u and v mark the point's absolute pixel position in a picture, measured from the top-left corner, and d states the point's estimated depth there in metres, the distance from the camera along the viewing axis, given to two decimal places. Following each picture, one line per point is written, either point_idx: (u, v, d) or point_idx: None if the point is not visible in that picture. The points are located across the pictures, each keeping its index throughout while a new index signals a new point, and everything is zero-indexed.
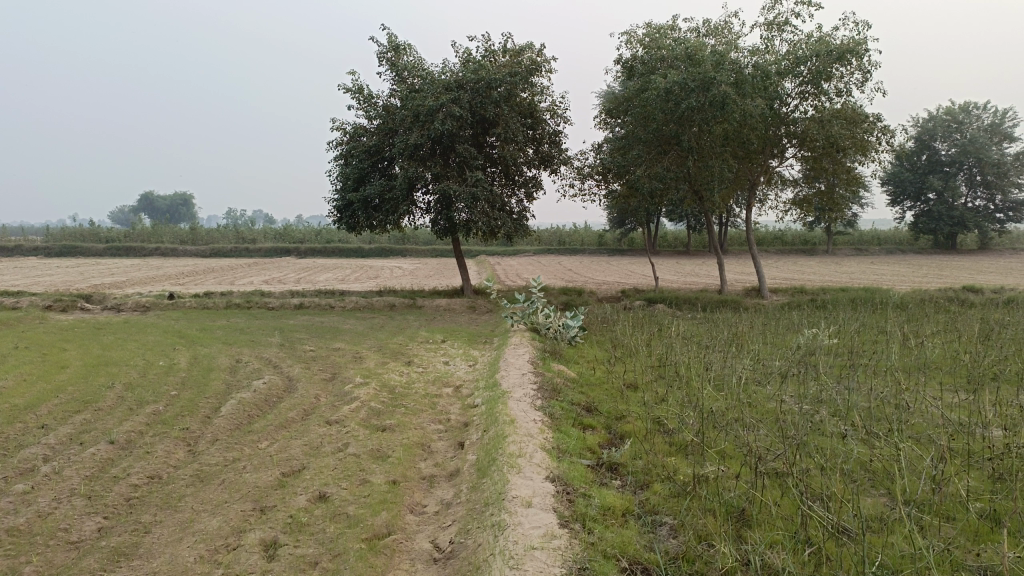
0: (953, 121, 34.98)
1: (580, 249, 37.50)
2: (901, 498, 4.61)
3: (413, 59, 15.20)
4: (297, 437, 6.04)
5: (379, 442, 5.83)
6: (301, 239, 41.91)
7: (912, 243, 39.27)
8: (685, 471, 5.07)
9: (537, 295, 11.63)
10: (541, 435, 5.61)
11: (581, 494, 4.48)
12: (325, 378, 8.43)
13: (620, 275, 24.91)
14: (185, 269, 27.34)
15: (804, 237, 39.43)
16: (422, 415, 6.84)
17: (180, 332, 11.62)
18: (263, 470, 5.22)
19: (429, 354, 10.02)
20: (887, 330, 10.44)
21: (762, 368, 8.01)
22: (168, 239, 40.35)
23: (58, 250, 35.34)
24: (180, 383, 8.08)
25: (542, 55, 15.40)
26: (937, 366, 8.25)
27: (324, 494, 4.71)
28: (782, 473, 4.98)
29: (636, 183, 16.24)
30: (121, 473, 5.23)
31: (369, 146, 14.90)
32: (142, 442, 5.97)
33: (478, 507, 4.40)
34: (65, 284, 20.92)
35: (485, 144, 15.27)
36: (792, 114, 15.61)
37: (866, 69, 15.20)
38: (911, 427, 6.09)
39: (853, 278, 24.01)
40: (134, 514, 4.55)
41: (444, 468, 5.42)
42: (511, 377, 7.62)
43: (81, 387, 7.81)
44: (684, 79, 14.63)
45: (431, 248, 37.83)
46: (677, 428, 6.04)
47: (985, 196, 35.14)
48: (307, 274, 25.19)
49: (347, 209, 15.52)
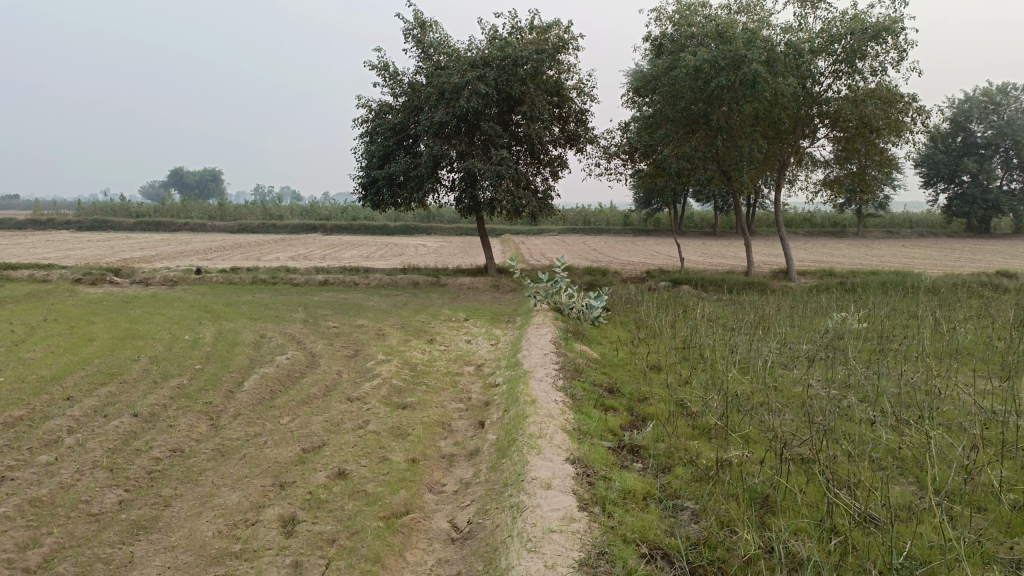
0: (991, 102, 34.08)
1: (605, 229, 37.27)
2: (931, 488, 4.49)
3: (439, 36, 15.05)
4: (318, 413, 6.04)
5: (400, 420, 5.80)
6: (327, 216, 42.07)
7: (944, 227, 38.50)
8: (708, 455, 4.98)
9: (561, 274, 11.52)
10: (562, 416, 5.55)
11: (602, 476, 4.42)
12: (348, 355, 8.43)
13: (646, 256, 24.70)
14: (212, 244, 27.58)
15: (833, 220, 38.82)
16: (443, 393, 6.81)
17: (206, 307, 11.70)
18: (284, 445, 5.22)
19: (451, 332, 9.99)
20: (918, 315, 10.22)
21: (789, 353, 7.87)
22: (196, 214, 40.73)
23: (90, 223, 35.84)
24: (204, 357, 8.13)
25: (569, 32, 15.17)
26: (969, 352, 8.05)
27: (344, 471, 4.69)
28: (807, 460, 4.88)
29: (663, 163, 16.02)
30: (143, 446, 5.27)
31: (394, 123, 14.82)
32: (165, 416, 6.01)
33: (497, 488, 4.36)
34: (95, 258, 21.20)
35: (510, 122, 15.12)
36: (825, 94, 15.26)
37: (902, 48, 14.79)
38: (942, 414, 5.95)
39: (884, 261, 23.60)
40: (155, 487, 4.57)
41: (464, 447, 5.39)
42: (533, 357, 7.57)
43: (107, 360, 7.89)
44: (714, 57, 14.35)
45: (455, 226, 37.81)
46: (701, 411, 5.95)
47: (1022, 179, 34.26)
48: (332, 251, 25.28)
49: (371, 186, 15.49)
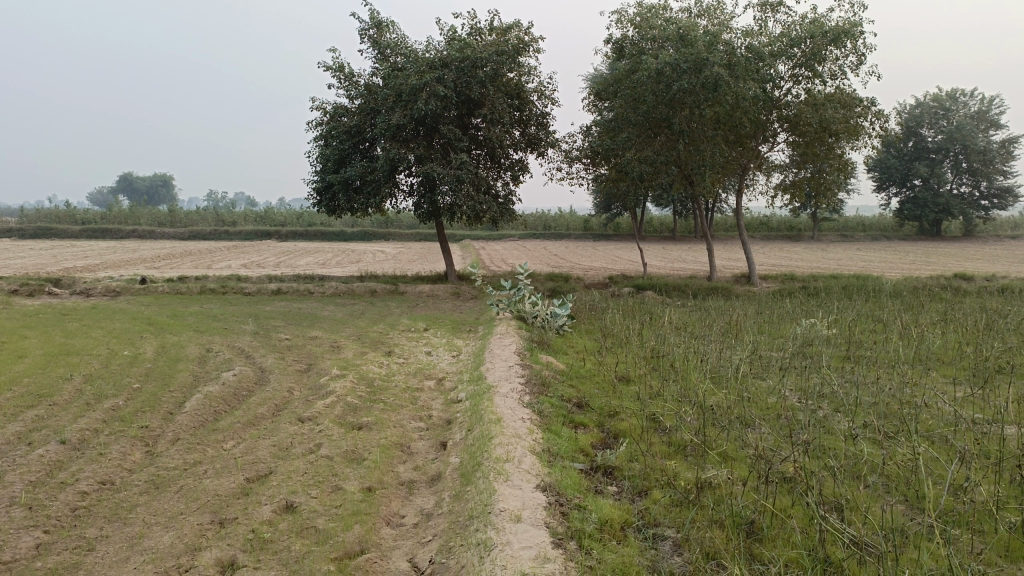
0: (940, 108, 34.91)
1: (565, 234, 37.11)
2: (922, 509, 4.22)
3: (396, 36, 14.61)
4: (266, 437, 5.58)
5: (354, 443, 5.38)
6: (282, 222, 41.20)
7: (897, 230, 39.20)
8: (687, 476, 4.65)
9: (524, 281, 11.13)
10: (530, 436, 5.19)
11: (575, 505, 4.07)
12: (300, 370, 7.95)
13: (607, 261, 24.53)
14: (161, 252, 26.65)
15: (790, 223, 39.28)
16: (402, 411, 6.39)
17: (150, 319, 11.08)
18: (226, 475, 4.77)
19: (411, 343, 9.57)
20: (885, 320, 10.08)
21: (760, 362, 7.61)
22: (146, 221, 39.47)
23: (33, 232, 34.45)
24: (144, 375, 7.58)
25: (530, 34, 14.88)
26: (940, 358, 7.90)
27: (292, 504, 4.26)
28: (790, 478, 4.58)
29: (625, 167, 15.77)
30: (68, 478, 4.75)
31: (349, 127, 14.33)
32: (96, 442, 5.48)
33: (461, 521, 3.97)
34: (35, 267, 20.26)
35: (470, 125, 14.75)
36: (784, 98, 15.21)
37: (860, 52, 14.83)
38: (922, 425, 5.72)
39: (841, 265, 23.81)
40: (78, 527, 4.08)
41: (425, 472, 4.98)
42: (497, 370, 7.19)
43: (38, 379, 7.29)
44: (676, 60, 14.22)
45: (414, 233, 37.30)
46: (675, 426, 5.62)
47: (971, 182, 35.06)
48: (287, 258, 24.59)
49: (327, 191, 14.97)
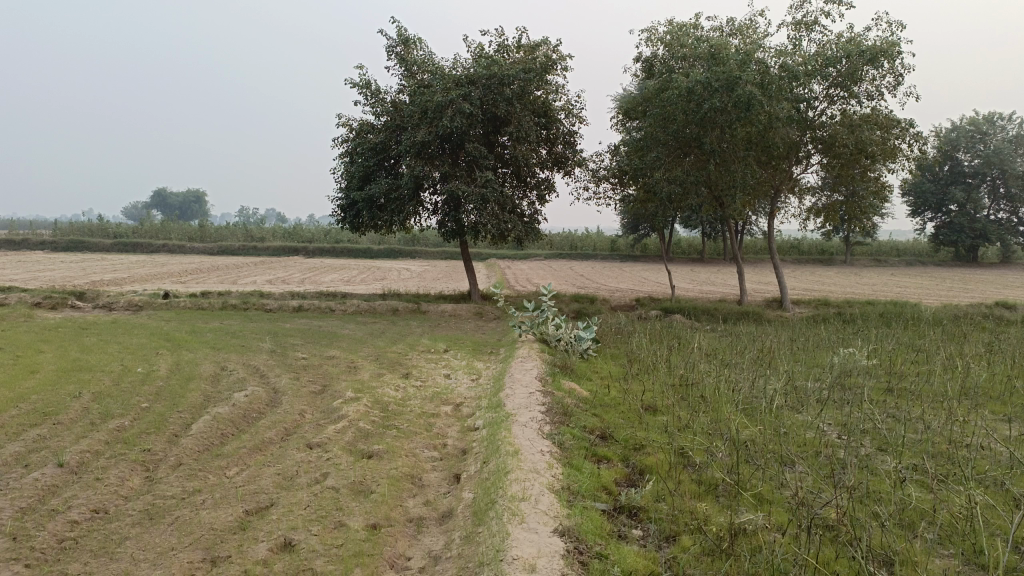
0: (977, 132, 34.12)
1: (593, 254, 36.73)
2: (982, 566, 3.81)
3: (424, 53, 14.47)
4: (271, 464, 5.30)
5: (363, 473, 5.07)
6: (310, 239, 41.34)
7: (931, 255, 38.31)
8: (719, 520, 4.27)
9: (547, 302, 10.77)
10: (550, 471, 4.84)
11: (596, 554, 3.73)
12: (313, 392, 7.67)
13: (634, 282, 24.14)
14: (188, 267, 26.68)
15: (821, 247, 38.59)
16: (415, 439, 6.07)
17: (168, 335, 10.92)
18: (224, 506, 4.48)
19: (430, 365, 9.27)
20: (927, 350, 9.60)
21: (795, 393, 7.20)
22: (176, 235, 39.78)
23: (65, 244, 34.83)
24: (154, 394, 7.35)
25: (558, 52, 14.67)
26: (989, 393, 7.43)
27: (290, 542, 3.96)
28: (833, 526, 4.19)
29: (653, 187, 15.42)
30: (59, 505, 4.48)
31: (375, 143, 14.15)
32: (94, 466, 5.23)
33: (470, 568, 3.66)
34: (63, 280, 20.29)
35: (496, 144, 14.53)
36: (818, 119, 14.79)
37: (898, 72, 14.39)
38: (974, 466, 5.30)
39: (875, 290, 23.17)
40: (61, 562, 3.80)
41: (436, 508, 4.66)
42: (517, 396, 6.85)
43: (46, 396, 7.08)
44: (707, 78, 13.91)
45: (440, 251, 37.20)
46: (705, 463, 5.25)
47: (1009, 208, 34.15)
48: (313, 275, 24.51)
49: (351, 208, 14.80)
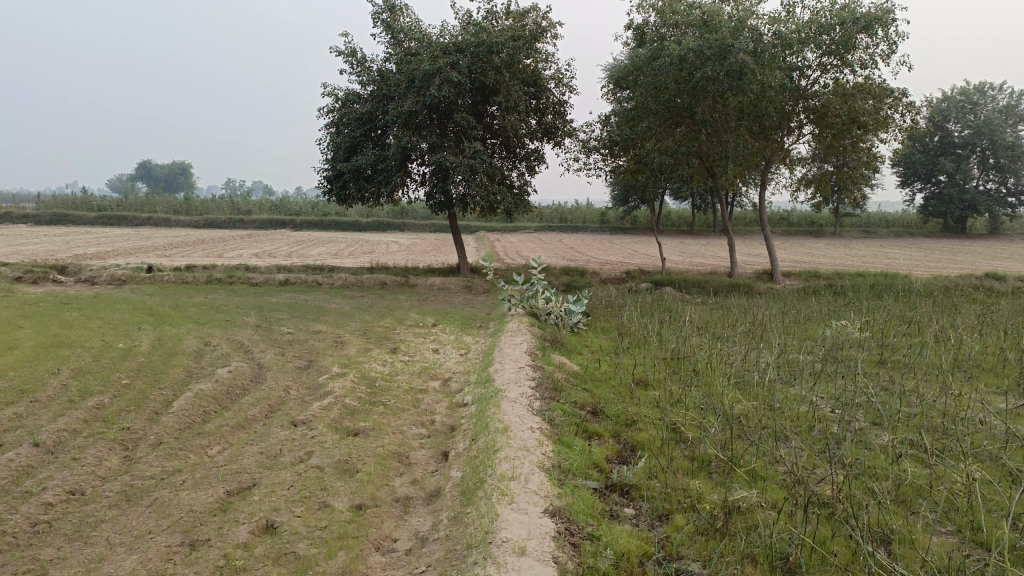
0: (968, 102, 33.94)
1: (583, 226, 36.54)
2: (980, 543, 3.74)
3: (410, 21, 14.13)
4: (253, 443, 5.16)
5: (348, 452, 4.95)
6: (297, 211, 40.94)
7: (920, 226, 38.32)
8: (712, 498, 4.17)
9: (537, 276, 10.57)
10: (540, 449, 4.73)
11: (588, 535, 3.63)
12: (299, 368, 7.52)
13: (625, 254, 24.03)
14: (174, 240, 26.31)
15: (810, 219, 38.50)
16: (402, 416, 5.95)
17: (152, 310, 10.72)
18: (206, 487, 4.35)
19: (418, 340, 9.11)
20: (919, 322, 9.52)
21: (788, 366, 7.10)
22: (161, 208, 39.25)
23: (48, 218, 34.33)
24: (135, 370, 7.18)
25: (548, 19, 14.36)
26: (982, 366, 7.36)
27: (272, 524, 3.84)
28: (829, 503, 4.11)
29: (645, 158, 15.18)
30: (34, 487, 4.34)
31: (361, 113, 13.85)
32: (71, 445, 5.08)
33: (458, 550, 3.54)
34: (46, 254, 20.02)
35: (485, 114, 14.28)
36: (811, 88, 14.55)
37: (892, 40, 14.19)
38: (971, 441, 5.22)
39: (864, 262, 23.18)
40: (33, 547, 3.67)
41: (423, 488, 4.54)
42: (506, 371, 6.73)
43: (23, 372, 6.91)
44: (699, 46, 13.67)
45: (429, 224, 36.91)
46: (698, 439, 5.15)
47: (998, 179, 34.08)
48: (300, 248, 24.21)
49: (337, 180, 14.54)
